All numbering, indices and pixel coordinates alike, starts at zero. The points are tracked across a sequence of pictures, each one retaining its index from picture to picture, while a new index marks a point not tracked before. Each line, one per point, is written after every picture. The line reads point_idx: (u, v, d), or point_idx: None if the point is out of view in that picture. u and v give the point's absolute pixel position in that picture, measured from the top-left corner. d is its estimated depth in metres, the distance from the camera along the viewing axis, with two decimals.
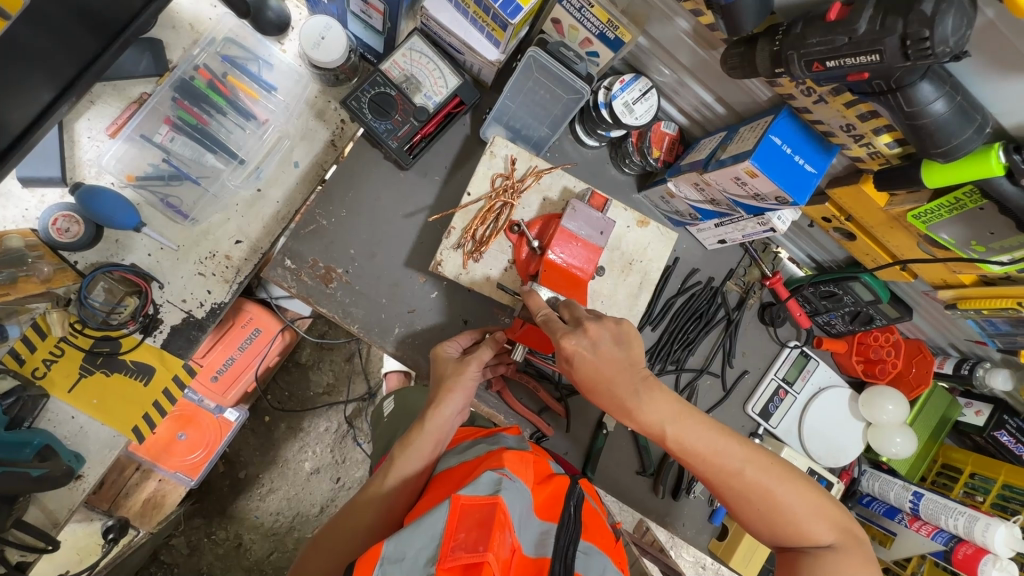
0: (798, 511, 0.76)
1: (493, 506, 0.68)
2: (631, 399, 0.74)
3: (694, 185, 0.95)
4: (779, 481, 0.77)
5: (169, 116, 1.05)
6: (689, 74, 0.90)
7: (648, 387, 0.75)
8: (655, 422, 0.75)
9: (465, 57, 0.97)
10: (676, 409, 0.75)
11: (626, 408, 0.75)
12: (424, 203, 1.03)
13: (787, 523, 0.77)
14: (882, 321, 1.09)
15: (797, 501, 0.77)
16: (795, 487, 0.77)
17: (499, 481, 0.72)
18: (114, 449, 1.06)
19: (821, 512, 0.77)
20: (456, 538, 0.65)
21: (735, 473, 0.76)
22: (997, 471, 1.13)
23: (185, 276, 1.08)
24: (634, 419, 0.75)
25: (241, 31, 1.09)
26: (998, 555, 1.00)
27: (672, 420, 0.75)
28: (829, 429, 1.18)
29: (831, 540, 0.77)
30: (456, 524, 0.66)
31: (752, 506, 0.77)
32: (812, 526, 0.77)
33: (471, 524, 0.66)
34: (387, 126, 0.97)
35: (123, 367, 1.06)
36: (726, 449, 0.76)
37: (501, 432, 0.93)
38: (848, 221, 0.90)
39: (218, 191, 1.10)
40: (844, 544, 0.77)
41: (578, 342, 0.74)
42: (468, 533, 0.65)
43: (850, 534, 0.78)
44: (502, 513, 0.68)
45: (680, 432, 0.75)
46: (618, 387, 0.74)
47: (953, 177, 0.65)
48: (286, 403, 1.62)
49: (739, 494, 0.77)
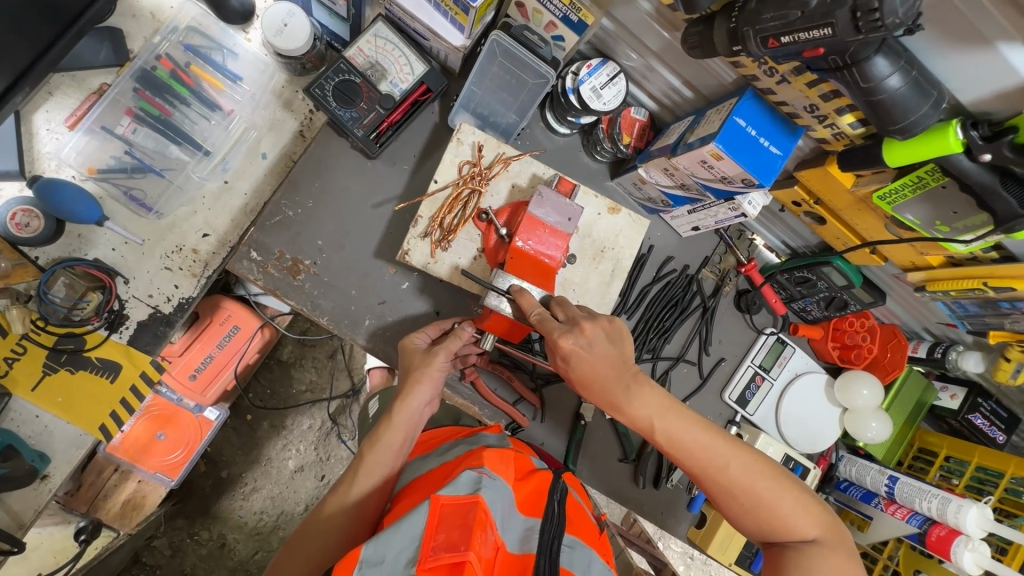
0: (782, 505, 0.76)
1: (474, 505, 0.68)
2: (621, 395, 0.75)
3: (664, 171, 0.94)
4: (763, 475, 0.76)
5: (130, 107, 1.03)
6: (657, 58, 0.89)
7: (639, 384, 0.75)
8: (643, 416, 0.75)
9: (430, 43, 0.96)
10: (665, 405, 0.76)
11: (616, 405, 0.75)
12: (392, 193, 1.01)
13: (771, 517, 0.76)
14: (856, 307, 1.09)
15: (782, 496, 0.76)
16: (780, 483, 0.77)
17: (478, 480, 0.72)
18: (81, 447, 1.04)
19: (805, 507, 0.77)
20: (436, 539, 0.65)
21: (720, 468, 0.76)
22: (970, 452, 1.14)
23: (152, 271, 1.06)
24: (623, 413, 0.75)
25: (204, 20, 1.06)
26: (970, 536, 1.00)
27: (661, 414, 0.76)
28: (807, 415, 1.19)
29: (815, 534, 0.76)
30: (436, 524, 0.67)
31: (736, 500, 0.77)
32: (796, 519, 0.76)
33: (452, 525, 0.66)
34: (351, 114, 0.95)
35: (88, 364, 1.04)
36: (712, 444, 0.76)
37: (482, 431, 0.94)
38: (817, 205, 0.90)
39: (184, 183, 1.08)
40: (827, 539, 0.76)
41: (574, 341, 0.74)
42: (448, 534, 0.66)
43: (835, 529, 0.77)
44: (483, 512, 0.68)
45: (668, 426, 0.76)
46: (611, 385, 0.74)
47: (912, 155, 0.64)
48: (267, 401, 1.60)
49: (723, 489, 0.77)
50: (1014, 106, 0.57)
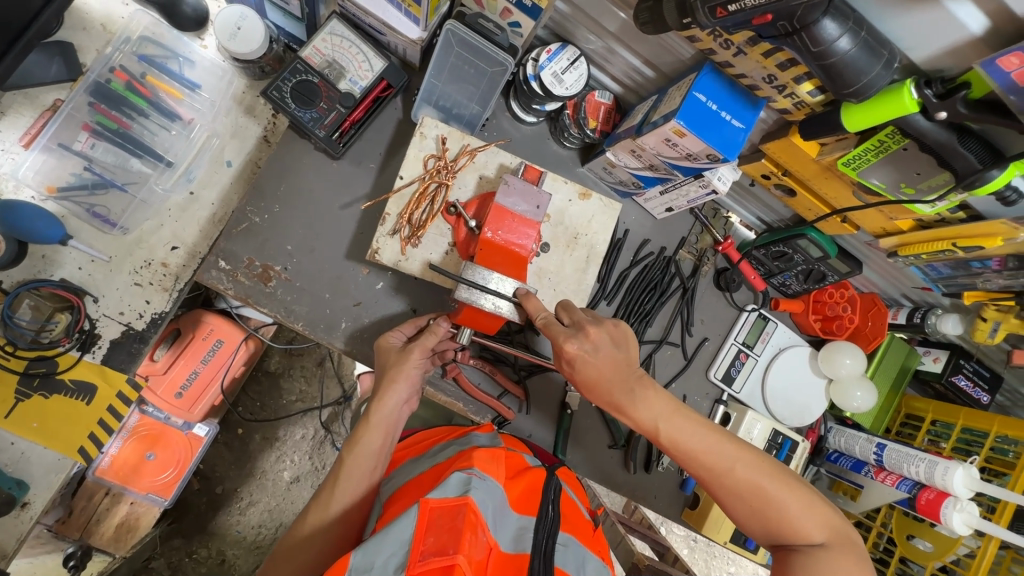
0: (789, 507, 0.74)
1: (464, 507, 0.67)
2: (625, 398, 0.76)
3: (631, 153, 0.94)
4: (768, 478, 0.75)
5: (87, 122, 1.00)
6: (616, 40, 0.88)
7: (643, 386, 0.76)
8: (647, 419, 0.76)
9: (387, 38, 0.95)
10: (669, 407, 0.76)
11: (619, 406, 0.76)
12: (360, 193, 1.00)
13: (778, 519, 0.74)
14: (834, 278, 1.09)
15: (789, 498, 0.74)
16: (786, 484, 0.75)
17: (467, 482, 0.71)
18: (60, 473, 1.01)
19: (813, 510, 0.74)
20: (424, 544, 0.63)
21: (725, 471, 0.75)
22: (955, 415, 1.15)
23: (121, 288, 1.04)
24: (627, 416, 0.76)
25: (156, 29, 1.03)
26: (958, 497, 1.00)
27: (665, 418, 0.76)
28: (793, 389, 1.19)
29: (823, 538, 0.74)
30: (424, 529, 0.65)
31: (743, 503, 0.75)
32: (803, 522, 0.74)
33: (441, 528, 0.65)
34: (312, 115, 0.94)
35: (62, 387, 1.02)
36: (717, 446, 0.76)
37: (474, 430, 0.93)
38: (785, 176, 0.90)
39: (147, 196, 1.05)
40: (836, 542, 0.73)
41: (580, 346, 0.75)
42: (437, 537, 0.64)
43: (844, 533, 0.75)
44: (473, 514, 0.67)
45: (673, 430, 0.76)
46: (613, 387, 0.76)
47: (872, 117, 0.64)
48: (258, 414, 1.58)
49: (729, 491, 0.76)
50: (965, 62, 0.57)
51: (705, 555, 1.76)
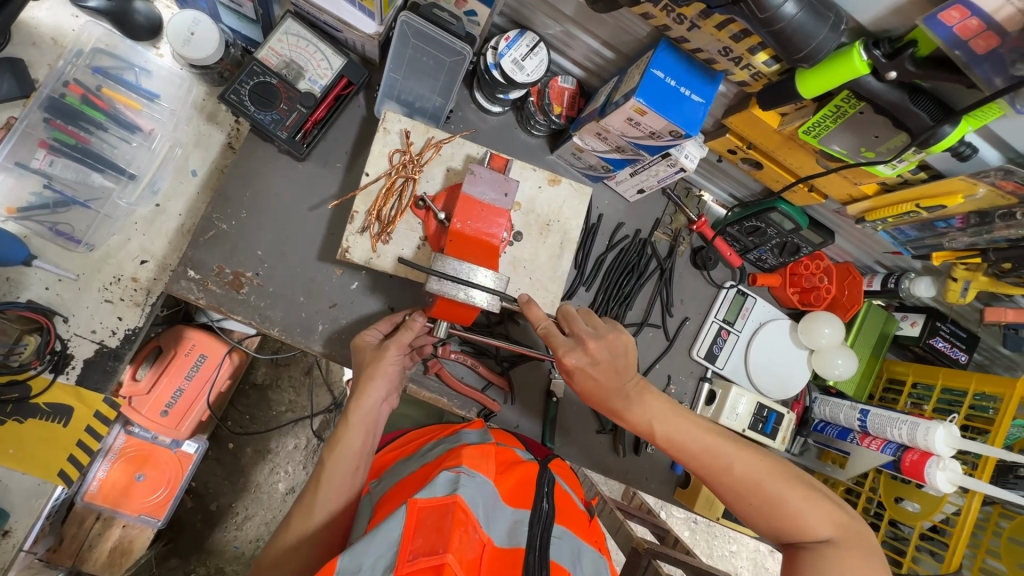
0: (790, 502, 0.73)
1: (453, 505, 0.65)
2: (621, 403, 0.80)
3: (597, 136, 0.93)
4: (768, 473, 0.75)
5: (43, 139, 0.96)
6: (575, 24, 0.88)
7: (639, 393, 0.80)
8: (643, 421, 0.79)
9: (344, 35, 0.94)
10: (665, 409, 0.80)
11: (616, 411, 0.80)
12: (328, 193, 0.99)
13: (780, 515, 0.73)
14: (808, 249, 1.10)
15: (790, 493, 0.73)
16: (786, 479, 0.75)
17: (456, 480, 0.69)
18: (41, 498, 0.98)
19: (816, 505, 0.73)
20: (413, 544, 0.62)
21: (724, 468, 0.76)
22: (935, 376, 1.17)
23: (91, 306, 1.02)
24: (624, 419, 0.80)
25: (110, 40, 1.01)
26: (941, 456, 1.02)
27: (661, 419, 0.79)
28: (776, 363, 1.19)
29: (829, 534, 0.71)
30: (412, 530, 0.63)
31: (744, 500, 0.75)
32: (807, 516, 0.72)
33: (430, 529, 0.63)
34: (273, 117, 0.92)
35: (36, 412, 1.00)
36: (713, 444, 0.77)
37: (465, 428, 0.90)
38: (750, 149, 0.91)
39: (112, 211, 1.03)
40: (843, 538, 0.71)
41: (579, 359, 0.78)
42: (425, 538, 0.62)
43: (852, 530, 0.72)
44: (462, 512, 0.65)
45: (668, 430, 0.79)
46: (611, 396, 0.79)
47: (824, 81, 0.65)
48: (248, 427, 1.56)
49: (730, 490, 0.76)
50: (910, 20, 0.58)
51: (706, 535, 1.78)
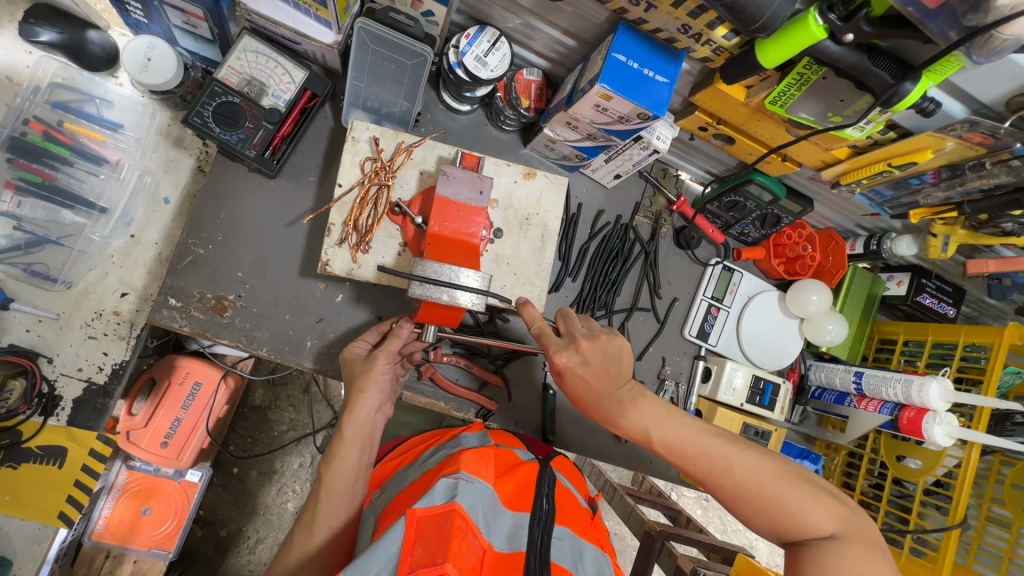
0: (792, 501, 0.72)
1: (451, 513, 0.64)
2: (616, 409, 0.79)
3: (567, 125, 0.93)
4: (768, 473, 0.74)
5: (8, 180, 0.95)
6: (534, 16, 0.87)
7: (633, 399, 0.79)
8: (639, 426, 0.79)
9: (303, 47, 0.93)
10: (661, 413, 0.79)
11: (611, 418, 0.80)
12: (303, 209, 0.99)
13: (783, 515, 0.72)
14: (789, 219, 1.11)
15: (792, 492, 0.72)
16: (787, 478, 0.74)
17: (454, 487, 0.68)
18: (43, 542, 1.00)
19: (819, 501, 0.72)
20: (413, 555, 0.61)
21: (723, 471, 0.75)
22: (925, 332, 1.18)
23: (75, 344, 1.01)
24: (619, 426, 0.80)
25: (66, 73, 0.99)
26: (937, 411, 1.02)
27: (656, 424, 0.78)
28: (768, 334, 1.20)
29: (833, 530, 0.71)
30: (412, 540, 0.62)
31: (745, 503, 0.74)
32: (810, 514, 0.71)
33: (429, 537, 0.62)
34: (239, 136, 0.91)
35: (30, 456, 0.99)
36: (711, 447, 0.76)
37: (464, 432, 0.90)
38: (720, 124, 0.91)
39: (86, 247, 1.01)
40: (848, 533, 0.70)
41: (571, 358, 0.78)
42: (425, 548, 0.61)
43: (856, 524, 0.71)
44: (460, 519, 0.64)
45: (665, 435, 0.78)
46: (604, 401, 0.80)
47: (785, 50, 0.65)
48: (250, 450, 1.55)
49: (731, 493, 0.75)
50: None
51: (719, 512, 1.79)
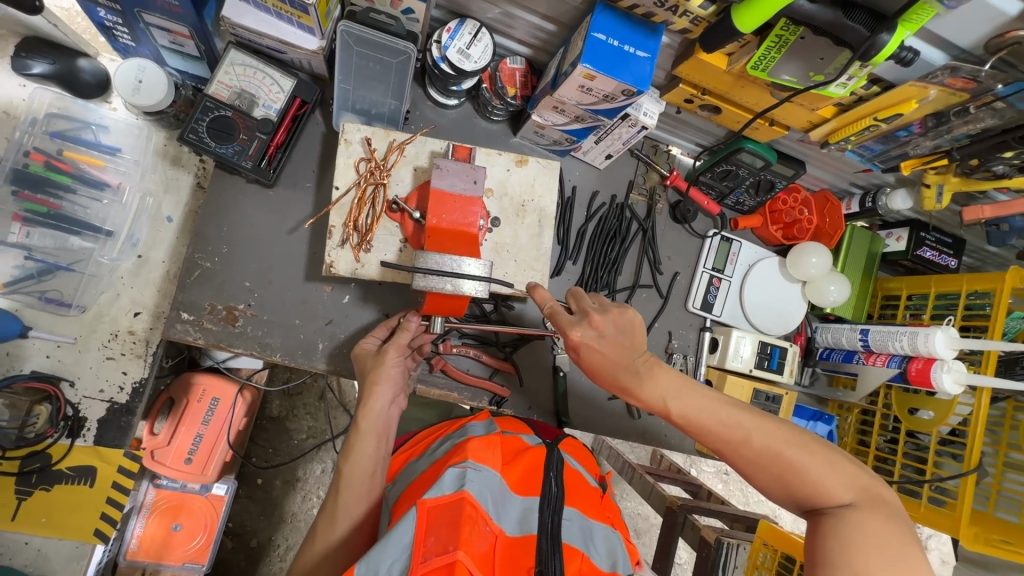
0: (811, 470, 0.73)
1: (461, 502, 0.66)
2: (633, 380, 0.80)
3: (554, 109, 0.94)
4: (787, 442, 0.75)
5: (16, 212, 0.97)
6: (513, 4, 0.88)
7: (649, 370, 0.80)
8: (656, 397, 0.80)
9: (289, 55, 0.95)
10: (679, 383, 0.80)
11: (628, 389, 0.81)
12: (303, 215, 1.00)
13: (801, 483, 0.73)
14: (782, 184, 1.12)
15: (810, 461, 0.74)
16: (806, 446, 0.75)
17: (462, 475, 0.70)
18: (81, 560, 1.03)
19: (836, 470, 0.73)
20: (426, 544, 0.63)
21: (742, 440, 0.76)
22: (927, 285, 1.19)
23: (94, 365, 1.03)
24: (637, 397, 0.81)
25: (60, 103, 1.01)
26: (944, 359, 1.03)
27: (673, 394, 0.79)
28: (771, 299, 1.21)
29: (850, 499, 0.71)
30: (424, 530, 0.64)
31: (764, 470, 0.75)
32: (828, 482, 0.72)
33: (441, 527, 0.64)
34: (234, 149, 0.93)
35: (61, 477, 1.02)
36: (730, 417, 0.78)
37: (471, 421, 0.92)
38: (705, 95, 0.92)
39: (97, 270, 1.04)
40: (865, 502, 0.70)
41: (584, 332, 0.80)
42: (438, 537, 0.63)
43: (872, 494, 0.72)
44: (470, 507, 0.66)
45: (683, 406, 0.79)
46: (621, 372, 0.80)
47: (758, 14, 0.66)
48: (273, 459, 1.58)
49: (749, 460, 0.76)
50: None
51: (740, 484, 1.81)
